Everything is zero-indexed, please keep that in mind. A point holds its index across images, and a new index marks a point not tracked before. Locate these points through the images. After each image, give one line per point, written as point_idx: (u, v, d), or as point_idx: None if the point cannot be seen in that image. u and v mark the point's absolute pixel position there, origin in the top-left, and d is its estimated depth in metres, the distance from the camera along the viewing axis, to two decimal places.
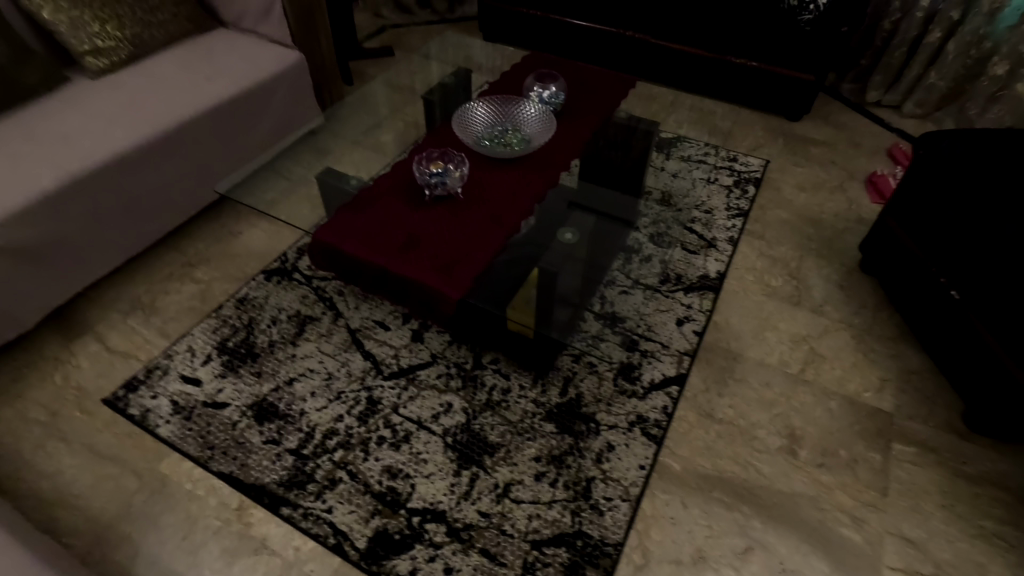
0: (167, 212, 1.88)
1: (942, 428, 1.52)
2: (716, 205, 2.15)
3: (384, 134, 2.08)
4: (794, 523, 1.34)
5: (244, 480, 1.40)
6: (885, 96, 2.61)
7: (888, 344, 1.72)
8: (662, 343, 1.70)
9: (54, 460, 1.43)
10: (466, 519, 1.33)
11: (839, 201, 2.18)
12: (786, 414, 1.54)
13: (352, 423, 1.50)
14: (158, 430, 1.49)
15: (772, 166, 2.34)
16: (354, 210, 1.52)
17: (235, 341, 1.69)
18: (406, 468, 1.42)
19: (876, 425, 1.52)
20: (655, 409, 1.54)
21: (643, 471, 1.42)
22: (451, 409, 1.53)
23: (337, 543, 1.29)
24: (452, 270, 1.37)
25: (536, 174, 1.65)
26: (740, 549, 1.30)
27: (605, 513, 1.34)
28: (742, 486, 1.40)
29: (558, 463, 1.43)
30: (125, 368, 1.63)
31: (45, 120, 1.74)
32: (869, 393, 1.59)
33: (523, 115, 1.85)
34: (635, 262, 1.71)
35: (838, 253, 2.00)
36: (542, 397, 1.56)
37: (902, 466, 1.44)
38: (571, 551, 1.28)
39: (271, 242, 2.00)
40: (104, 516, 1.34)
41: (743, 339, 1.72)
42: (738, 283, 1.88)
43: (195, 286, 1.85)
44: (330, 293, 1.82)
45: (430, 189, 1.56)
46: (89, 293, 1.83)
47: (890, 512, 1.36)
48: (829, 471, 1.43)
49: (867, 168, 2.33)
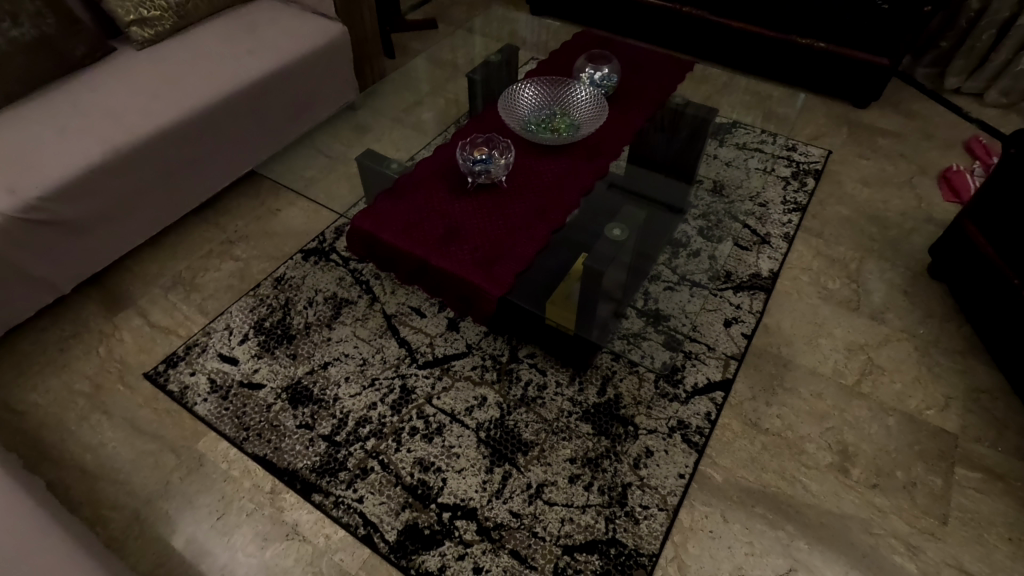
0: (204, 184, 1.86)
1: (1011, 454, 1.41)
2: (772, 197, 2.03)
3: (425, 112, 2.02)
4: (842, 546, 1.27)
5: (277, 464, 1.40)
6: (966, 82, 2.41)
7: (956, 358, 1.59)
8: (707, 345, 1.62)
9: (98, 433, 1.46)
10: (497, 518, 1.30)
11: (907, 198, 2.03)
12: (838, 429, 1.45)
13: (385, 412, 1.48)
14: (196, 407, 1.50)
15: (834, 157, 2.19)
16: (393, 197, 1.47)
17: (271, 321, 1.68)
18: (438, 461, 1.40)
19: (939, 447, 1.42)
20: (698, 415, 1.47)
21: (682, 481, 1.36)
22: (485, 403, 1.50)
23: (367, 534, 1.29)
24: (493, 265, 1.32)
25: (584, 163, 1.57)
26: (782, 569, 1.24)
27: (640, 521, 1.30)
28: (787, 502, 1.33)
29: (594, 466, 1.38)
30: (165, 344, 1.64)
31: (91, 92, 1.74)
32: (931, 410, 1.49)
33: (573, 98, 1.76)
34: (682, 256, 1.63)
35: (903, 254, 1.86)
36: (579, 396, 1.51)
37: (965, 494, 1.34)
38: (604, 559, 1.24)
39: (309, 222, 1.97)
40: (143, 491, 1.36)
41: (795, 345, 1.62)
42: (792, 284, 1.77)
43: (234, 263, 1.85)
44: (366, 277, 1.80)
45: (473, 177, 1.50)
46: (132, 266, 1.85)
47: (949, 542, 1.27)
48: (883, 493, 1.34)
49: (941, 161, 2.16)
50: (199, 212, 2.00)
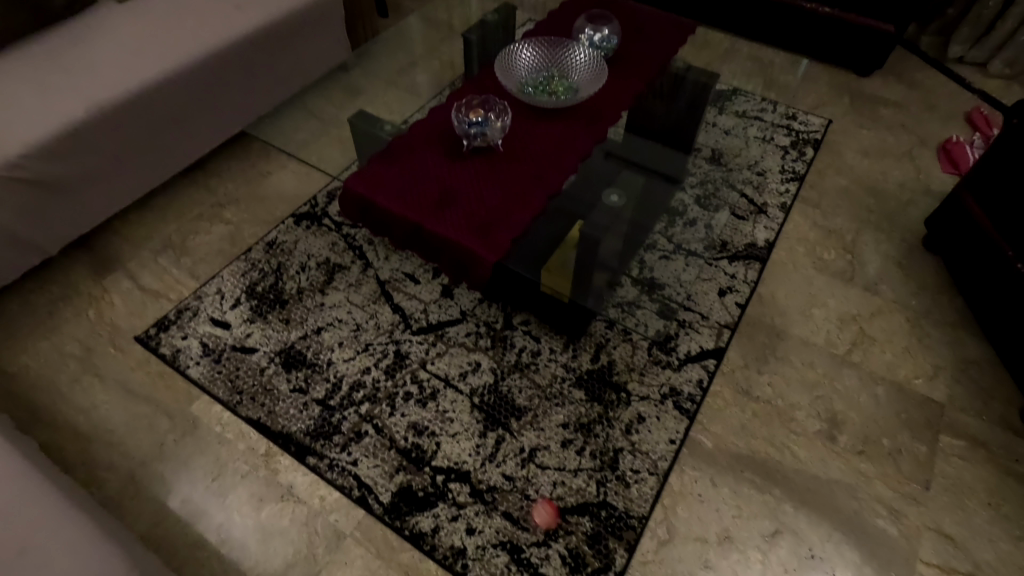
0: (192, 145, 1.81)
1: (996, 423, 1.44)
2: (770, 166, 2.00)
3: (419, 75, 1.96)
4: (827, 511, 1.30)
5: (271, 427, 1.40)
6: (970, 52, 2.37)
7: (946, 329, 1.61)
8: (701, 314, 1.62)
9: (90, 396, 1.45)
10: (490, 481, 1.32)
11: (906, 169, 2.01)
12: (828, 397, 1.47)
13: (379, 377, 1.48)
14: (188, 371, 1.50)
15: (834, 126, 2.16)
16: (387, 160, 1.44)
17: (264, 286, 1.67)
18: (432, 425, 1.41)
19: (925, 416, 1.44)
20: (690, 382, 1.48)
21: (672, 446, 1.38)
22: (479, 369, 1.50)
23: (362, 496, 1.30)
24: (489, 230, 1.30)
25: (581, 128, 1.54)
26: (769, 532, 1.27)
27: (631, 485, 1.32)
28: (775, 468, 1.35)
29: (586, 432, 1.39)
30: (156, 309, 1.63)
31: (72, 46, 1.67)
32: (919, 379, 1.51)
33: (570, 62, 1.71)
34: (679, 225, 1.63)
35: (900, 226, 1.85)
36: (572, 362, 1.52)
37: (948, 461, 1.37)
38: (595, 521, 1.27)
39: (300, 185, 1.94)
40: (137, 453, 1.36)
41: (789, 315, 1.63)
42: (787, 255, 1.77)
43: (225, 227, 1.82)
44: (359, 243, 1.77)
45: (468, 140, 1.46)
46: (119, 228, 1.81)
47: (931, 506, 1.30)
48: (869, 460, 1.37)
49: (942, 132, 2.14)
50: (188, 174, 1.96)
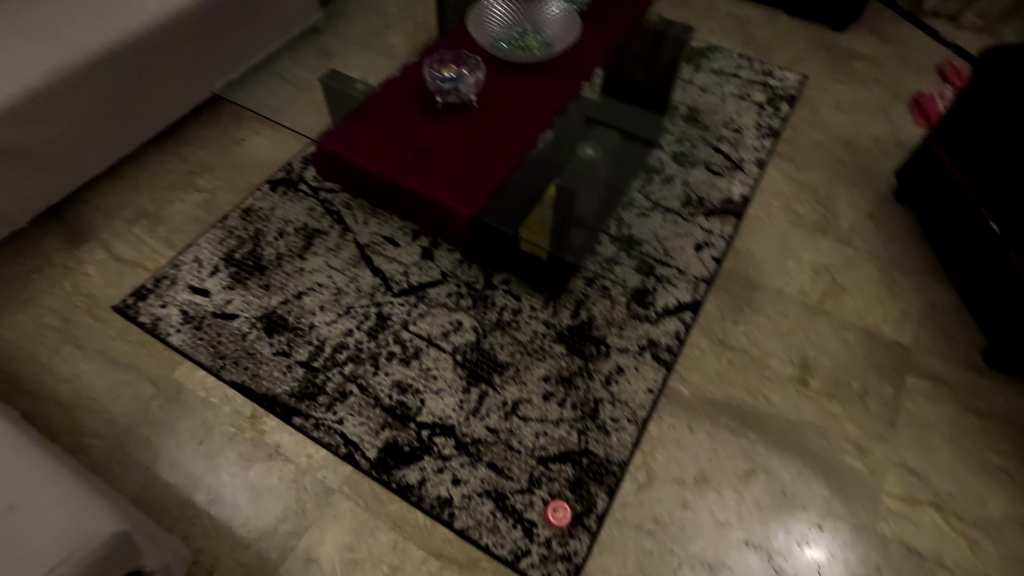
0: (161, 110, 1.77)
1: (959, 363, 1.50)
2: (746, 123, 2.01)
3: (392, 36, 1.93)
4: (799, 451, 1.35)
5: (256, 390, 1.41)
6: (943, 5, 2.38)
7: (915, 277, 1.66)
8: (678, 268, 1.64)
9: (71, 365, 1.45)
10: (475, 433, 1.35)
11: (879, 123, 2.04)
12: (801, 345, 1.52)
13: (362, 338, 1.50)
14: (169, 338, 1.49)
15: (810, 82, 2.16)
16: (360, 118, 1.43)
17: (242, 253, 1.65)
18: (416, 383, 1.43)
19: (892, 359, 1.50)
20: (667, 334, 1.52)
21: (651, 395, 1.42)
22: (460, 328, 1.52)
23: (348, 453, 1.33)
24: (465, 185, 1.31)
25: (556, 84, 1.53)
26: (743, 472, 1.32)
27: (611, 433, 1.36)
28: (749, 413, 1.40)
29: (567, 384, 1.43)
30: (133, 278, 1.61)
31: (29, 8, 1.61)
32: (888, 325, 1.56)
33: (544, 16, 1.67)
34: (656, 182, 1.77)
35: (872, 179, 1.88)
36: (553, 319, 1.54)
37: (913, 400, 1.43)
38: (576, 468, 1.31)
39: (275, 151, 1.91)
40: (123, 420, 1.37)
41: (763, 267, 1.66)
42: (763, 209, 1.79)
43: (199, 195, 1.79)
44: (337, 207, 1.76)
45: (442, 96, 1.45)
46: (91, 199, 1.78)
47: (896, 442, 1.37)
48: (839, 402, 1.42)
49: (915, 86, 2.16)
50: (158, 143, 1.92)
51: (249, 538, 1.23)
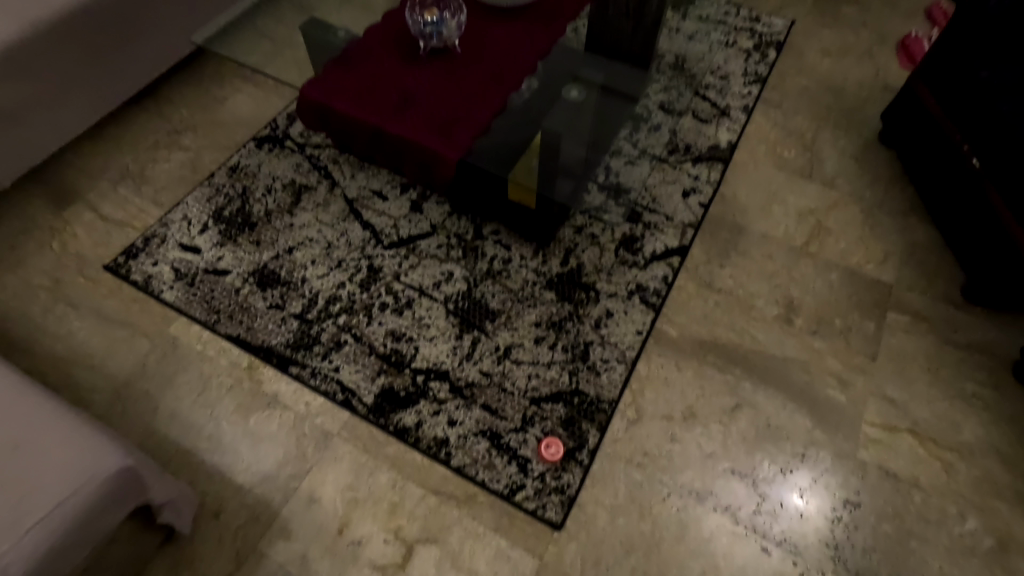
0: (140, 67, 1.73)
1: (938, 298, 1.54)
2: (733, 70, 2.00)
3: None
4: (782, 385, 1.40)
5: (252, 342, 1.43)
6: None
7: (898, 218, 1.68)
8: (666, 215, 1.66)
9: (65, 323, 1.46)
10: (468, 377, 1.39)
11: (865, 67, 2.03)
12: (785, 286, 1.55)
13: (354, 290, 1.51)
14: (163, 295, 1.50)
15: (796, 27, 2.14)
16: (344, 65, 1.43)
17: (231, 210, 1.65)
18: (409, 331, 1.45)
19: (874, 296, 1.53)
20: (655, 279, 1.54)
21: (639, 336, 1.45)
22: (452, 277, 1.54)
23: (345, 399, 1.36)
24: (449, 131, 1.35)
25: (539, 29, 1.55)
26: (729, 406, 1.37)
27: (601, 373, 1.40)
28: (735, 351, 1.44)
29: (557, 329, 1.46)
30: (122, 237, 1.61)
31: None
32: (871, 265, 1.59)
33: None
34: (644, 130, 1.62)
35: (857, 123, 1.89)
36: (543, 267, 1.56)
37: (893, 334, 1.47)
38: (568, 407, 1.35)
39: (258, 109, 1.88)
40: (121, 374, 1.39)
41: (749, 212, 1.68)
42: (749, 155, 1.80)
43: (184, 154, 1.77)
44: (324, 162, 1.75)
45: (425, 41, 1.46)
46: (73, 160, 1.76)
47: (877, 375, 1.41)
48: (822, 338, 1.47)
49: (901, 29, 2.14)
50: (139, 102, 1.89)
51: (251, 482, 1.27)
